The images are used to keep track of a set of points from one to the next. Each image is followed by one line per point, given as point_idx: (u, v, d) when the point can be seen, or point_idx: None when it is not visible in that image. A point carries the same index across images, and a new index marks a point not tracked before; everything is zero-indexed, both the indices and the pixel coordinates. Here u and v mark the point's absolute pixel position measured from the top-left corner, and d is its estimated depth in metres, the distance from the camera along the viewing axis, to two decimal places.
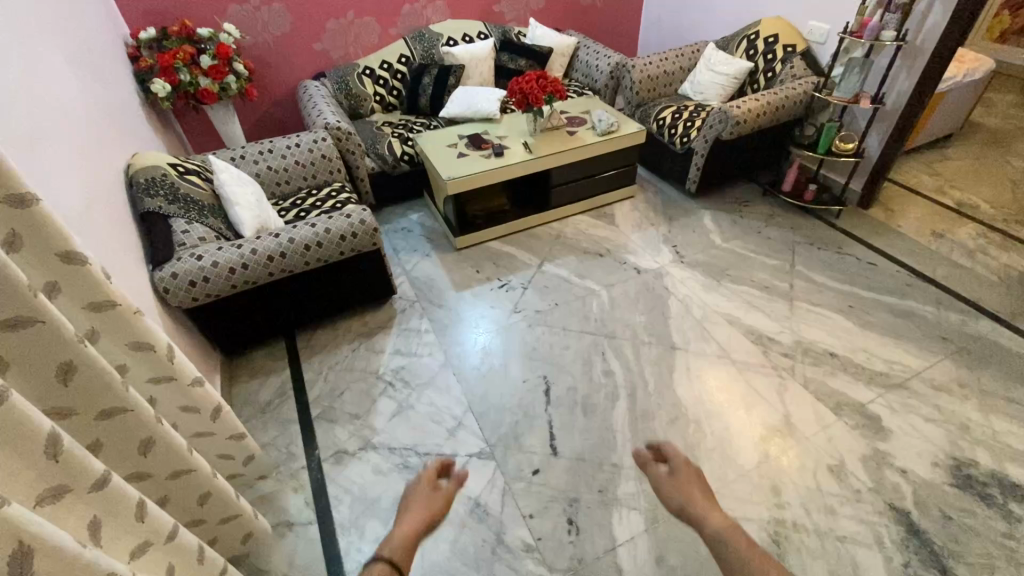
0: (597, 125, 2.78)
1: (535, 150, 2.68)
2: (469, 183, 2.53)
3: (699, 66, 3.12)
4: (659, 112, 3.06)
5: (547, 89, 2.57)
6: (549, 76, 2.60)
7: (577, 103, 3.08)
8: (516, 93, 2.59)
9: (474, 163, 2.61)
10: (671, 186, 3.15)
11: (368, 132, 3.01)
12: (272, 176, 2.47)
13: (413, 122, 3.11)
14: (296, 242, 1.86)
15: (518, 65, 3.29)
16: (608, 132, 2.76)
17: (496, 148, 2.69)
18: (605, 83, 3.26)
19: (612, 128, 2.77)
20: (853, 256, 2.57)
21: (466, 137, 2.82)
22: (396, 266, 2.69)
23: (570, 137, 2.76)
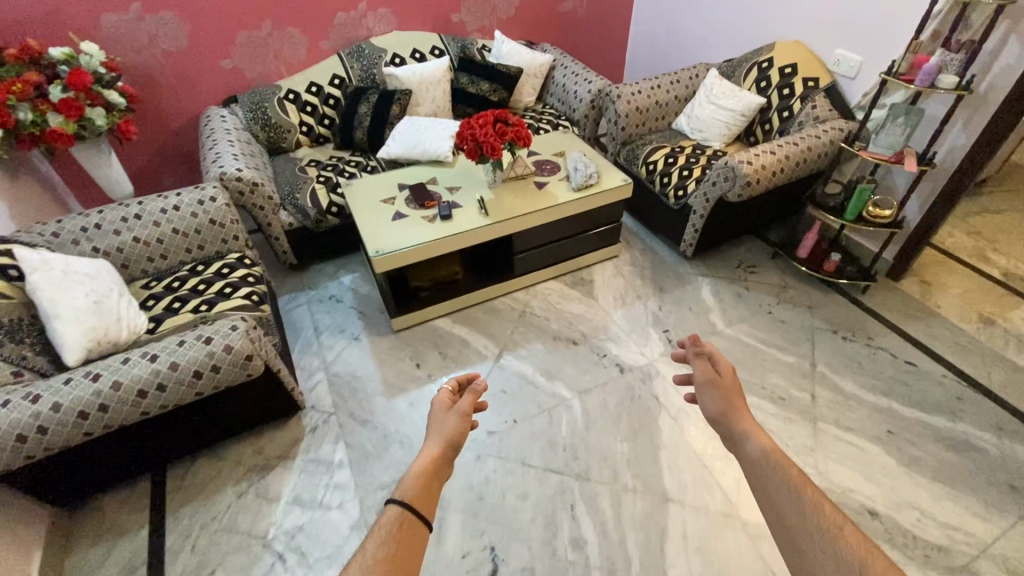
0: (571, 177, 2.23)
1: (491, 210, 2.12)
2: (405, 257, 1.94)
3: (698, 97, 2.57)
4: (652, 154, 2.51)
5: (506, 135, 1.98)
6: (510, 118, 2.03)
7: (546, 144, 2.51)
8: (466, 137, 2.00)
9: (414, 227, 2.05)
10: (663, 243, 2.61)
11: (286, 176, 2.41)
12: (141, 249, 1.86)
13: (347, 162, 2.51)
14: (124, 387, 1.28)
15: (479, 90, 2.70)
16: (585, 189, 2.21)
17: (443, 205, 2.12)
18: (585, 112, 2.71)
19: (590, 181, 2.21)
20: (887, 350, 2.07)
21: (405, 189, 2.25)
22: (302, 358, 2.11)
23: (539, 192, 2.21)
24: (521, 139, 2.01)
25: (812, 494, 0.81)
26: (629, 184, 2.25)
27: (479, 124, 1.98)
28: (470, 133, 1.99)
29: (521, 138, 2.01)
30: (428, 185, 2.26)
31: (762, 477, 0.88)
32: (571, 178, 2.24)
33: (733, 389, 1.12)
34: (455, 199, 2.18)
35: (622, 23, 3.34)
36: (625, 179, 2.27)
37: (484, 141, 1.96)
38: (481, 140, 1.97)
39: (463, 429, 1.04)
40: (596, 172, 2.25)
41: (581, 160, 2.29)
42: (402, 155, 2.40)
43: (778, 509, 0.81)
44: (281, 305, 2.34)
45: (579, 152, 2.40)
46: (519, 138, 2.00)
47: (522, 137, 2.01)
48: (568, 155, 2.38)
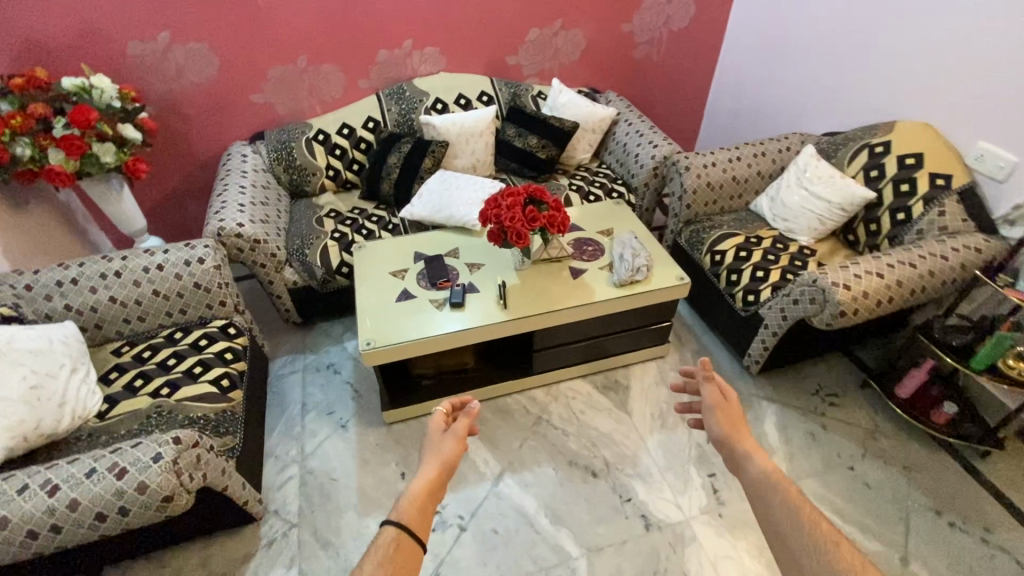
0: (616, 268, 1.85)
1: (513, 300, 1.78)
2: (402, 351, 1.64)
3: (786, 178, 2.12)
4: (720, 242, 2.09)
5: (537, 222, 1.66)
6: (547, 198, 1.71)
7: (593, 219, 2.15)
8: (491, 215, 1.68)
9: (420, 311, 1.75)
10: (723, 347, 2.16)
11: (300, 226, 2.19)
12: (117, 310, 1.68)
13: (368, 215, 2.26)
14: (11, 525, 1.05)
15: (526, 144, 2.39)
16: (629, 285, 1.82)
17: (456, 287, 1.80)
18: (646, 180, 2.33)
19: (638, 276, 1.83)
20: (1011, 554, 1.54)
21: (421, 260, 1.96)
22: (280, 444, 1.86)
23: (574, 282, 1.85)
24: (555, 226, 1.68)
25: (809, 511, 0.88)
26: (687, 283, 1.84)
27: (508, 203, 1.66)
28: (496, 212, 1.67)
29: (556, 225, 1.68)
30: (447, 257, 1.96)
31: (767, 500, 0.93)
32: (614, 269, 1.86)
33: (735, 413, 1.14)
34: (474, 280, 1.87)
35: (702, 75, 2.94)
36: (683, 277, 1.86)
37: (512, 224, 1.64)
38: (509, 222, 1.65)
39: (458, 456, 1.11)
40: (648, 264, 1.86)
41: (631, 247, 1.90)
42: (425, 217, 2.12)
43: (787, 543, 0.86)
44: (272, 370, 2.11)
45: (630, 233, 2.01)
46: (554, 225, 1.68)
47: (558, 224, 1.69)
48: (616, 237, 2.00)
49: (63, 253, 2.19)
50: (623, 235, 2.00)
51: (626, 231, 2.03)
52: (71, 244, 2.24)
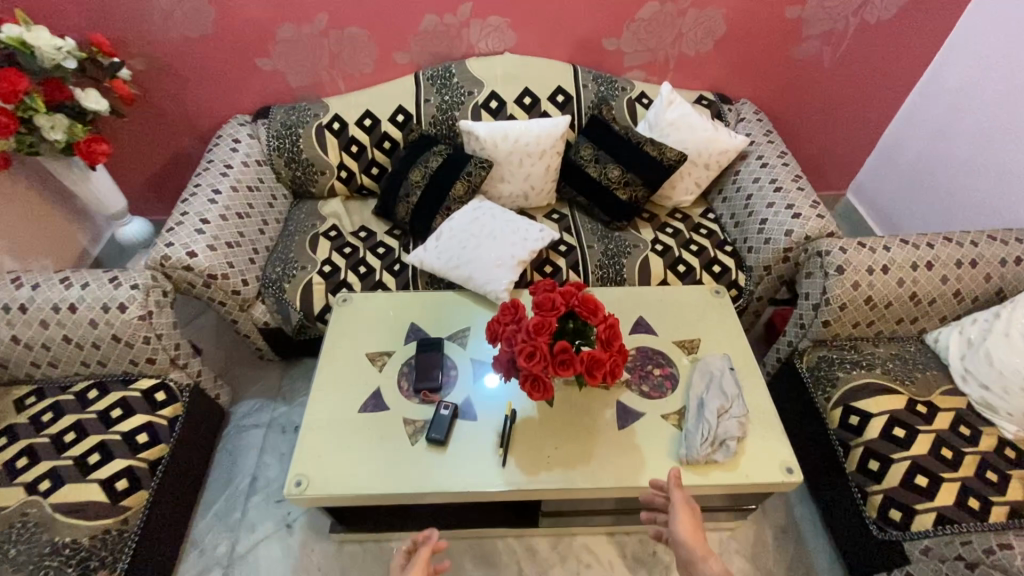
0: (687, 430, 1.22)
1: (519, 449, 1.22)
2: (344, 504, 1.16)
3: (1006, 316, 1.30)
4: (865, 397, 1.36)
5: (571, 367, 1.04)
6: (595, 319, 1.08)
7: (672, 316, 1.47)
8: (503, 335, 1.08)
9: (386, 436, 1.23)
10: (823, 533, 1.47)
11: (288, 246, 1.71)
12: (20, 352, 1.32)
13: (374, 241, 1.71)
14: None
15: (603, 176, 1.69)
16: (700, 465, 1.19)
17: (442, 407, 1.25)
18: (768, 262, 1.58)
19: (719, 451, 1.18)
20: None
21: (413, 341, 1.41)
22: (212, 532, 1.51)
23: (616, 435, 1.24)
24: (599, 374, 1.04)
25: None
26: (797, 482, 1.17)
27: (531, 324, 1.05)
28: (512, 333, 1.07)
29: (601, 372, 1.04)
30: (448, 344, 1.40)
31: None
32: (685, 431, 1.22)
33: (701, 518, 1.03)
34: (473, 395, 1.31)
35: (892, 93, 2.01)
36: (795, 467, 1.19)
37: (529, 362, 1.03)
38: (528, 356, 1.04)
39: None
40: (739, 435, 1.20)
41: (719, 398, 1.24)
42: (436, 270, 1.53)
43: None
44: (231, 417, 1.72)
45: (725, 361, 1.33)
46: (597, 372, 1.04)
47: (604, 369, 1.05)
48: (702, 365, 1.33)
49: (46, 245, 1.89)
50: (712, 364, 1.32)
51: (716, 356, 1.35)
52: (57, 232, 1.94)
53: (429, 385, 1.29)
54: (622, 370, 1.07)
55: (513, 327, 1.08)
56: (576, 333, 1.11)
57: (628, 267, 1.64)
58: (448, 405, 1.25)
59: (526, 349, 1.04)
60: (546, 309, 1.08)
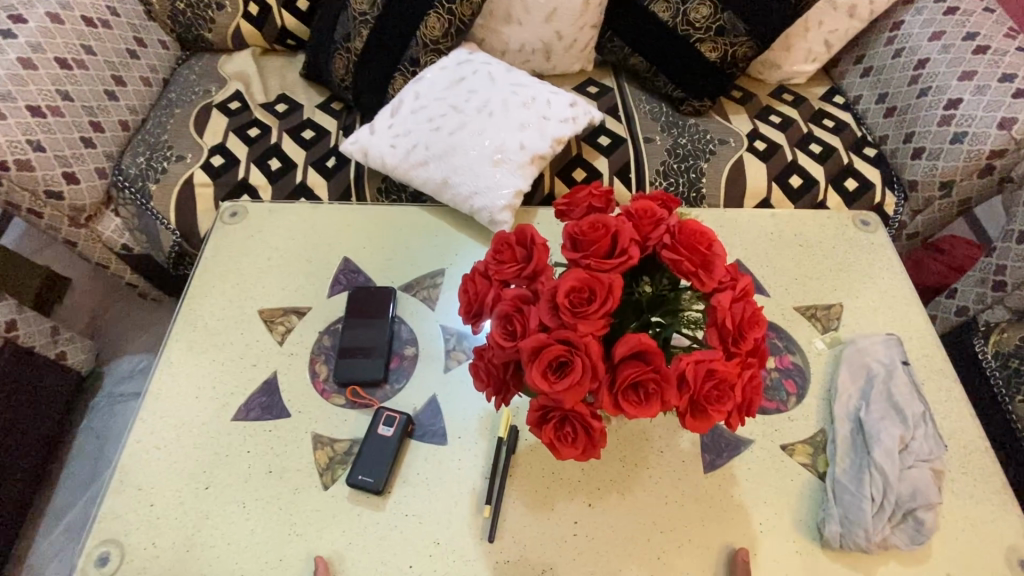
0: (836, 481, 0.66)
1: (524, 511, 0.65)
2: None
3: None
4: None
5: (653, 391, 0.48)
6: (705, 284, 0.50)
7: (792, 262, 0.85)
8: (499, 318, 0.51)
9: (275, 471, 0.67)
10: None
11: (162, 123, 1.05)
12: None
13: (298, 120, 1.06)
14: None
15: (678, 22, 1.02)
16: (863, 553, 0.63)
17: (381, 424, 0.69)
18: (953, 174, 0.93)
19: (899, 528, 0.63)
20: None
21: (343, 292, 0.81)
22: (59, 559, 0.98)
23: (701, 482, 0.68)
24: (716, 411, 0.49)
25: None
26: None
27: (564, 298, 0.47)
28: (519, 315, 0.50)
29: (721, 407, 0.49)
30: (402, 298, 0.80)
31: None
32: (837, 487, 0.65)
33: None
34: (445, 394, 0.73)
35: None
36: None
37: (560, 386, 0.47)
38: (554, 373, 0.48)
39: None
40: (938, 500, 0.64)
41: (898, 427, 0.67)
42: (388, 167, 0.88)
43: None
44: (101, 383, 1.15)
45: (895, 349, 0.74)
46: (711, 407, 0.48)
47: (726, 399, 0.49)
48: (853, 356, 0.75)
49: None
50: (871, 356, 0.74)
51: (878, 338, 0.76)
52: None
53: (363, 378, 0.72)
54: (761, 395, 0.52)
55: (522, 301, 0.51)
56: (655, 311, 0.54)
57: (711, 176, 1.01)
58: (393, 420, 0.69)
59: (552, 358, 0.47)
60: (598, 266, 0.50)
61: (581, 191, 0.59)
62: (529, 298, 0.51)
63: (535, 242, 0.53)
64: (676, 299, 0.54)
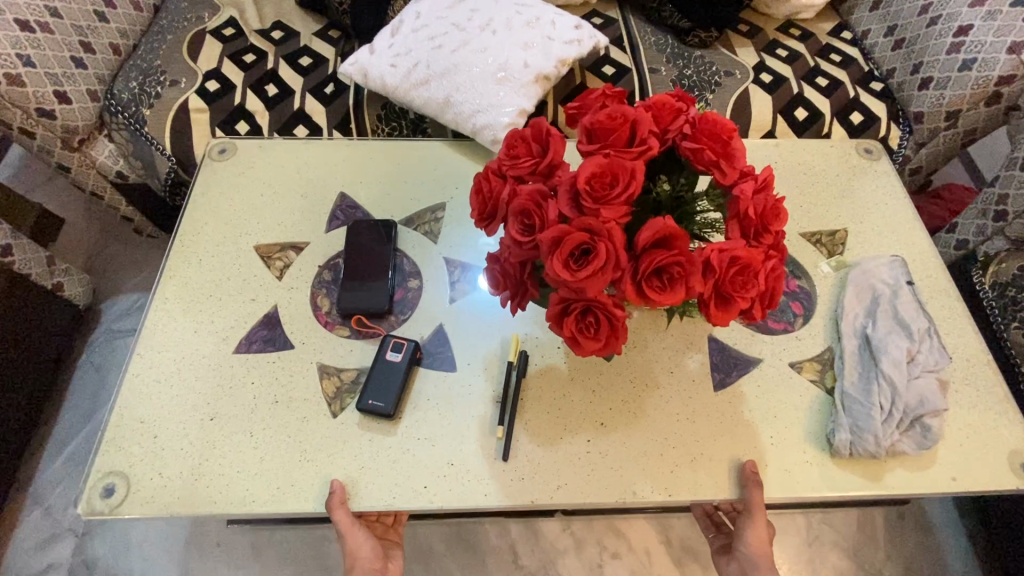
0: (845, 394, 0.66)
1: (536, 434, 0.66)
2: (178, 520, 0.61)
3: None
4: None
5: (679, 278, 0.47)
6: (727, 179, 0.51)
7: (797, 186, 0.85)
8: (517, 212, 0.50)
9: (285, 380, 0.69)
10: (959, 522, 0.99)
11: (154, 48, 1.02)
12: None
13: (294, 47, 1.03)
14: None
15: None
16: (871, 460, 0.65)
17: (389, 350, 0.69)
18: (961, 102, 0.93)
19: (906, 435, 0.64)
20: None
21: (342, 227, 0.80)
22: (63, 485, 0.99)
23: (710, 402, 0.69)
24: (738, 297, 0.50)
25: None
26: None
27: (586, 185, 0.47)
28: (539, 206, 0.49)
29: (742, 292, 0.50)
30: (400, 232, 0.79)
31: None
32: (846, 399, 0.66)
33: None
34: (451, 322, 0.73)
35: None
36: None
37: (584, 273, 0.46)
38: (578, 260, 0.47)
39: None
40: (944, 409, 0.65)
41: (904, 340, 0.67)
42: (389, 88, 0.86)
43: None
44: (100, 318, 1.15)
45: (901, 270, 0.74)
46: (732, 291, 0.49)
47: (749, 287, 0.50)
48: (859, 277, 0.74)
49: None
50: (876, 277, 0.73)
51: (885, 261, 0.75)
52: None
53: (367, 307, 0.72)
54: (780, 286, 0.53)
55: (542, 194, 0.50)
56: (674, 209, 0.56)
57: (717, 107, 0.99)
58: (401, 345, 0.69)
59: (575, 244, 0.47)
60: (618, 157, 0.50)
61: (593, 92, 0.58)
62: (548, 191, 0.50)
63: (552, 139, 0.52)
64: (691, 198, 0.55)
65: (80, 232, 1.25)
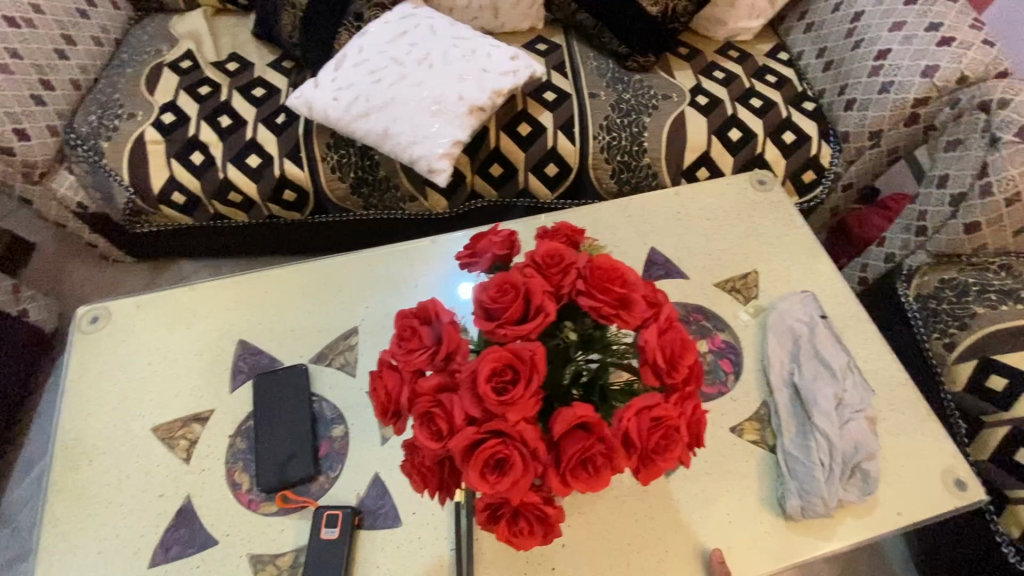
0: (788, 452, 0.67)
1: (501, 575, 0.61)
2: (104, 543, 0.63)
3: None
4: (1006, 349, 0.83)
5: (606, 468, 0.39)
6: (632, 317, 0.44)
7: (713, 220, 0.88)
8: (422, 418, 0.40)
9: (211, 410, 0.70)
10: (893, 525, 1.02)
11: (114, 82, 1.06)
12: None
13: (248, 78, 1.07)
14: None
15: None
16: (821, 519, 0.65)
17: (322, 527, 0.61)
18: (881, 123, 0.97)
19: (852, 493, 0.65)
20: None
21: (248, 382, 0.72)
22: (29, 505, 1.01)
23: (670, 498, 0.66)
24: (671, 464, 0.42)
25: None
26: (935, 502, 0.67)
27: (486, 388, 0.37)
28: (438, 408, 0.40)
29: (679, 454, 0.42)
30: (315, 371, 0.72)
31: None
32: (789, 460, 0.66)
33: None
34: (388, 469, 0.66)
35: None
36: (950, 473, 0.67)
37: (504, 486, 0.38)
38: (494, 472, 0.38)
39: None
40: (878, 450, 0.67)
41: (830, 383, 0.70)
42: (332, 120, 0.90)
43: None
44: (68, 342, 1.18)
45: (813, 305, 0.78)
46: (670, 460, 0.41)
47: (679, 446, 0.42)
48: (777, 321, 0.77)
49: None
50: (793, 317, 0.77)
51: (801, 302, 0.78)
52: None
53: (291, 479, 0.64)
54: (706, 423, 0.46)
55: (439, 390, 0.41)
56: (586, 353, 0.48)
57: (654, 130, 1.04)
58: (336, 518, 0.61)
59: (487, 455, 0.38)
60: (515, 333, 0.42)
61: (483, 239, 0.51)
62: (447, 386, 0.41)
63: (437, 318, 0.42)
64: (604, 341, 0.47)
65: (49, 257, 1.28)
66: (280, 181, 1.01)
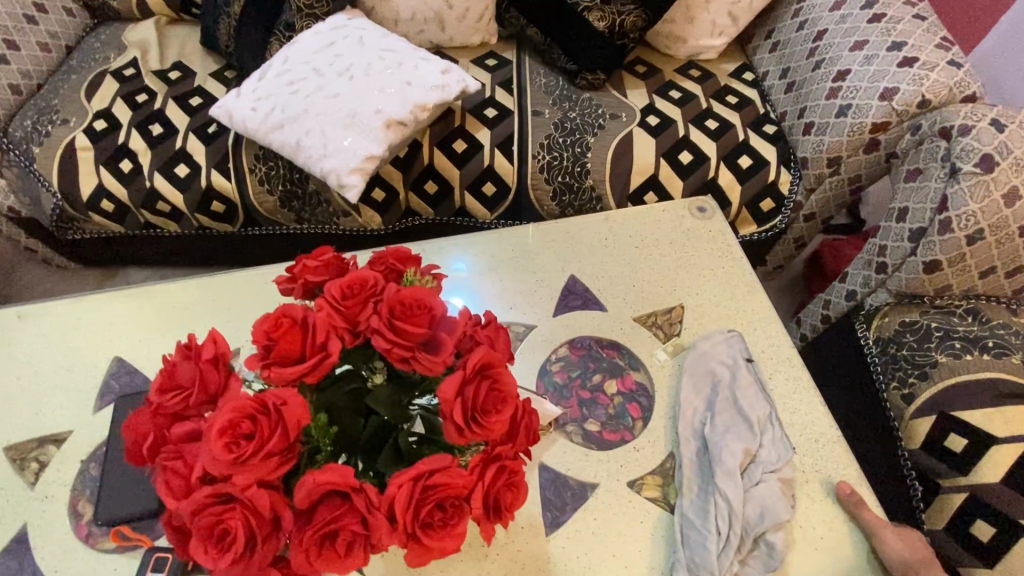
0: (685, 515, 0.59)
1: None
2: None
3: None
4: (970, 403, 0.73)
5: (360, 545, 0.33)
6: (436, 363, 0.38)
7: (645, 247, 0.81)
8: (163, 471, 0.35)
9: (70, 431, 0.65)
10: None
11: (56, 88, 1.06)
12: None
13: (187, 87, 1.05)
14: None
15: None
16: None
17: (148, 571, 0.56)
18: (840, 149, 0.90)
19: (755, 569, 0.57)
20: None
21: (113, 404, 0.67)
22: None
23: (547, 559, 0.59)
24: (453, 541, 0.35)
25: None
26: None
27: (213, 444, 0.32)
28: (180, 461, 0.34)
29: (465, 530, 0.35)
30: None
31: None
32: (684, 525, 0.59)
33: None
34: None
35: None
36: None
37: (226, 562, 0.32)
38: (221, 542, 0.33)
39: None
40: (789, 518, 0.59)
41: (742, 438, 0.62)
42: (249, 131, 0.86)
43: None
44: None
45: (738, 347, 0.70)
46: (448, 537, 0.35)
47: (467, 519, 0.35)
48: (695, 363, 0.69)
49: None
50: (714, 359, 0.69)
51: (727, 345, 0.70)
52: None
53: (131, 513, 0.59)
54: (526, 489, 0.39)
55: (189, 439, 0.35)
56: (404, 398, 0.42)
57: (598, 150, 0.98)
58: (163, 562, 0.56)
59: (212, 524, 0.32)
60: (282, 376, 0.36)
61: (304, 260, 0.45)
62: (198, 435, 0.35)
63: (202, 355, 0.37)
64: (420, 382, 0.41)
65: None
66: (207, 191, 0.98)
